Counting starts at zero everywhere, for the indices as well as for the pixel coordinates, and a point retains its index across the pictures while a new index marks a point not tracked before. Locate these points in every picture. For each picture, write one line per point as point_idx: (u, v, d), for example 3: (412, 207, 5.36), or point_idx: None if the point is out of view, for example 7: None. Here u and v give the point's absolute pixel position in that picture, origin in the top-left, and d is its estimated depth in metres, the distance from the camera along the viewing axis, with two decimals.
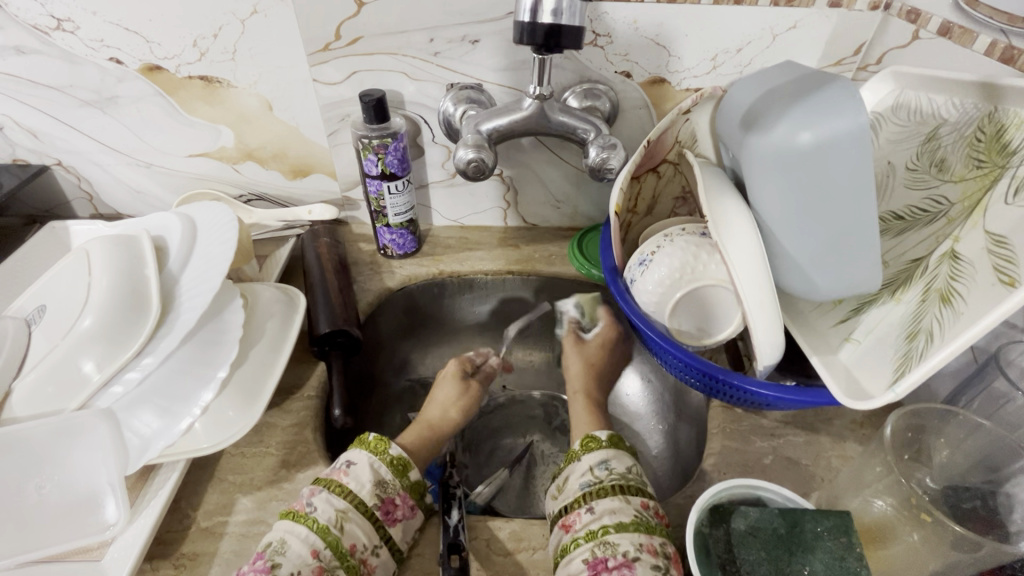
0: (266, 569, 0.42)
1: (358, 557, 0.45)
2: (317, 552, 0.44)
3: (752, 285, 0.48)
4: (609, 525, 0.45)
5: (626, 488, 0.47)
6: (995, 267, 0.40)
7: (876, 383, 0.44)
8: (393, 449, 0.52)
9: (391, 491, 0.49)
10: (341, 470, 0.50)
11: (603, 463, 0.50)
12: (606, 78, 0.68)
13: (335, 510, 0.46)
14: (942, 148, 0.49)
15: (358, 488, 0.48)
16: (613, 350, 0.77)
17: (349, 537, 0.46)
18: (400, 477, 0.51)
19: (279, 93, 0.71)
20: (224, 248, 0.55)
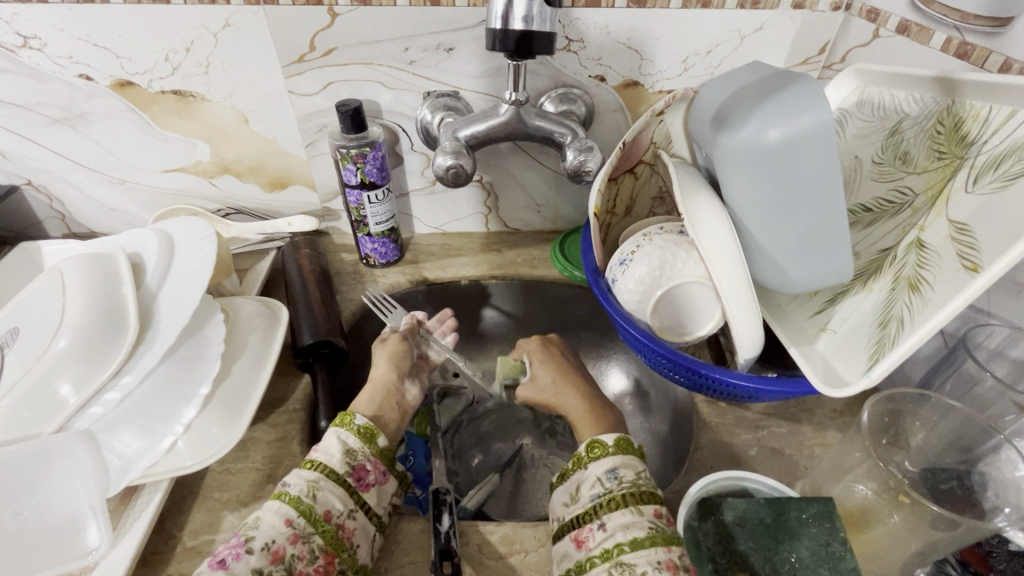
0: (241, 542, 0.42)
1: (334, 523, 0.46)
2: (290, 521, 0.44)
3: (730, 280, 0.49)
4: (623, 543, 0.43)
5: (637, 499, 0.45)
6: (958, 254, 0.42)
7: (852, 370, 0.46)
8: (358, 419, 0.53)
9: (360, 457, 0.50)
10: (312, 449, 0.50)
11: (611, 472, 0.48)
12: (580, 82, 0.69)
13: (307, 481, 0.47)
14: (905, 141, 0.51)
15: (328, 459, 0.49)
16: (549, 354, 0.67)
17: (324, 504, 0.46)
18: (367, 444, 0.51)
19: (255, 106, 0.71)
20: (203, 262, 0.55)
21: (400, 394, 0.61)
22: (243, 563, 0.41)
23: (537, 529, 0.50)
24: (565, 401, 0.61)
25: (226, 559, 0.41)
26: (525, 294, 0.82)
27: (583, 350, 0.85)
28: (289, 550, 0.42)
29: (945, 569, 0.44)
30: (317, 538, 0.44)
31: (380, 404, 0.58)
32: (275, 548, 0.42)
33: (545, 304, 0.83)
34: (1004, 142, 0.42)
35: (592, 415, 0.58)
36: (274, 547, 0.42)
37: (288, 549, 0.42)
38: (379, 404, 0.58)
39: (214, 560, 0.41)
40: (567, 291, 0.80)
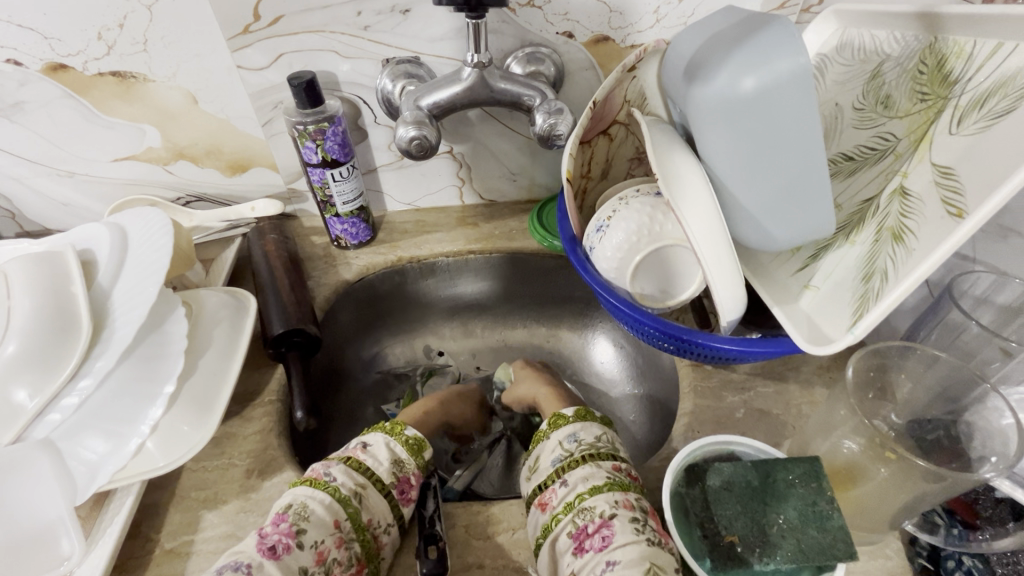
0: (291, 533, 0.42)
1: (372, 533, 0.45)
2: (338, 522, 0.44)
3: (709, 243, 0.47)
4: (583, 493, 0.45)
5: (595, 456, 0.48)
6: (943, 201, 0.39)
7: (836, 326, 0.44)
8: (409, 431, 0.54)
9: (408, 470, 0.51)
10: (359, 449, 0.50)
11: (571, 436, 0.51)
12: (547, 40, 0.65)
13: (355, 483, 0.47)
14: (886, 85, 0.49)
15: (375, 464, 0.49)
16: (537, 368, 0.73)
17: (369, 511, 0.46)
18: (415, 455, 0.52)
19: (202, 85, 0.66)
20: (158, 257, 0.52)
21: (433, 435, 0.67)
22: (293, 556, 0.41)
23: (523, 507, 0.49)
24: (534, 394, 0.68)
25: (277, 548, 0.41)
26: (505, 267, 0.80)
27: (567, 321, 0.83)
28: (332, 553, 0.42)
29: (932, 518, 0.43)
30: (358, 545, 0.44)
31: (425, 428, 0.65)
32: (322, 548, 0.42)
33: (528, 276, 0.81)
34: (990, 78, 0.40)
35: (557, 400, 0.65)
36: (321, 547, 0.42)
37: (332, 552, 0.42)
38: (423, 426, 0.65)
39: (263, 545, 0.41)
40: (547, 261, 0.78)
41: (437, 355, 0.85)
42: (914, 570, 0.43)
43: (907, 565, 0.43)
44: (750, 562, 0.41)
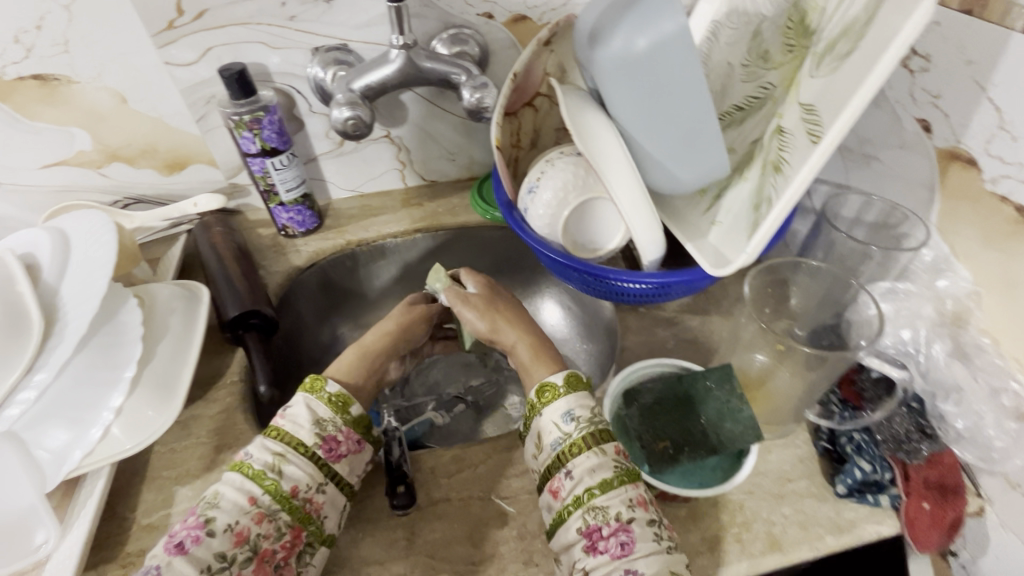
0: (200, 524, 0.41)
1: (302, 498, 0.45)
2: (255, 498, 0.43)
3: (624, 189, 0.53)
4: (593, 488, 0.43)
5: (598, 439, 0.45)
6: (807, 133, 0.46)
7: (736, 250, 0.50)
8: (330, 387, 0.50)
9: (331, 428, 0.48)
10: (278, 415, 0.48)
11: (566, 413, 0.47)
12: (469, 22, 0.70)
13: (273, 455, 0.45)
14: (764, 41, 0.56)
15: (295, 429, 0.47)
16: (497, 289, 0.65)
17: (290, 480, 0.45)
18: (340, 412, 0.49)
19: (130, 83, 0.67)
20: (103, 251, 0.53)
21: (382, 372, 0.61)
22: (205, 545, 0.40)
23: (483, 445, 0.53)
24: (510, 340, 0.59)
25: (184, 543, 0.40)
26: (452, 243, 0.84)
27: (517, 289, 0.88)
28: (253, 530, 0.42)
29: (831, 407, 0.51)
30: (284, 516, 0.43)
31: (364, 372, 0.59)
32: (239, 529, 0.41)
33: (474, 250, 0.85)
34: (837, 25, 0.47)
35: (539, 357, 0.56)
36: (238, 528, 0.42)
37: (253, 529, 0.42)
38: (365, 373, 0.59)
39: (171, 543, 0.40)
40: (491, 234, 0.83)
41: None
42: (818, 453, 0.50)
43: (812, 451, 0.50)
44: (680, 461, 0.47)
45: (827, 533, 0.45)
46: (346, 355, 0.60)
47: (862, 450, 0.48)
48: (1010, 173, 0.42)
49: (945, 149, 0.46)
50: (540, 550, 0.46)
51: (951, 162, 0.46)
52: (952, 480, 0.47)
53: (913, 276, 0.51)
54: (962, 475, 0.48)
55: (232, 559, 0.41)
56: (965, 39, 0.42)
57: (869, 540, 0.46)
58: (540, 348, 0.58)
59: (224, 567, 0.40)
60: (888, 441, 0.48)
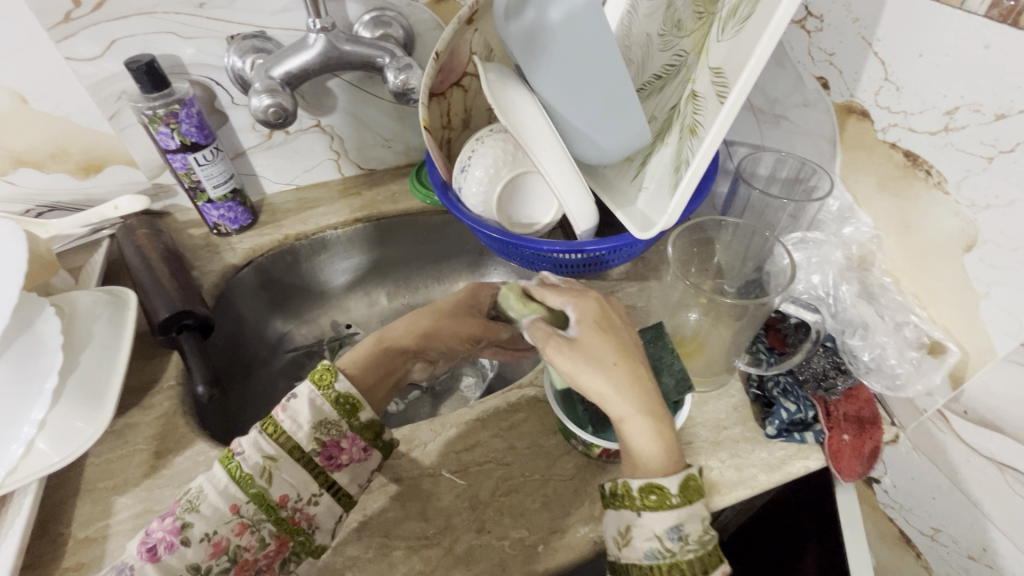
0: (177, 530, 0.39)
1: (291, 509, 0.42)
2: (238, 507, 0.41)
3: (550, 160, 0.53)
4: None
5: (703, 565, 0.39)
6: (717, 95, 0.48)
7: (659, 212, 0.52)
8: (339, 384, 0.45)
9: (334, 433, 0.44)
10: (280, 406, 0.44)
11: (674, 529, 0.39)
12: (391, 3, 0.69)
13: (264, 457, 0.42)
14: (677, 10, 0.58)
15: (295, 429, 0.43)
16: (611, 322, 0.45)
17: (280, 490, 0.42)
18: (347, 417, 0.45)
19: (28, 81, 0.63)
20: (13, 259, 0.51)
21: (401, 372, 0.51)
22: (178, 554, 0.39)
23: (432, 423, 0.54)
24: (617, 411, 0.42)
25: (158, 550, 0.38)
26: (394, 231, 0.83)
27: (465, 273, 0.89)
28: (233, 541, 0.40)
29: (759, 354, 0.54)
30: (269, 526, 0.41)
31: (375, 375, 0.49)
32: (218, 541, 0.40)
33: (417, 235, 0.85)
34: None
35: (655, 446, 0.41)
36: (216, 538, 0.40)
37: (233, 540, 0.40)
38: (374, 376, 0.49)
39: (145, 547, 0.39)
40: (433, 219, 0.83)
41: (346, 327, 0.86)
42: (750, 400, 0.53)
43: (745, 398, 0.53)
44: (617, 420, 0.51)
45: (761, 472, 0.48)
46: (363, 343, 0.50)
47: (787, 392, 0.51)
48: (897, 121, 0.45)
49: (842, 103, 0.49)
50: (492, 518, 0.47)
51: (848, 115, 0.49)
52: (869, 412, 0.50)
53: (823, 225, 0.54)
54: (877, 407, 0.51)
55: (207, 570, 0.39)
56: None
57: (799, 475, 0.49)
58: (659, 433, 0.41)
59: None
60: (809, 380, 0.51)
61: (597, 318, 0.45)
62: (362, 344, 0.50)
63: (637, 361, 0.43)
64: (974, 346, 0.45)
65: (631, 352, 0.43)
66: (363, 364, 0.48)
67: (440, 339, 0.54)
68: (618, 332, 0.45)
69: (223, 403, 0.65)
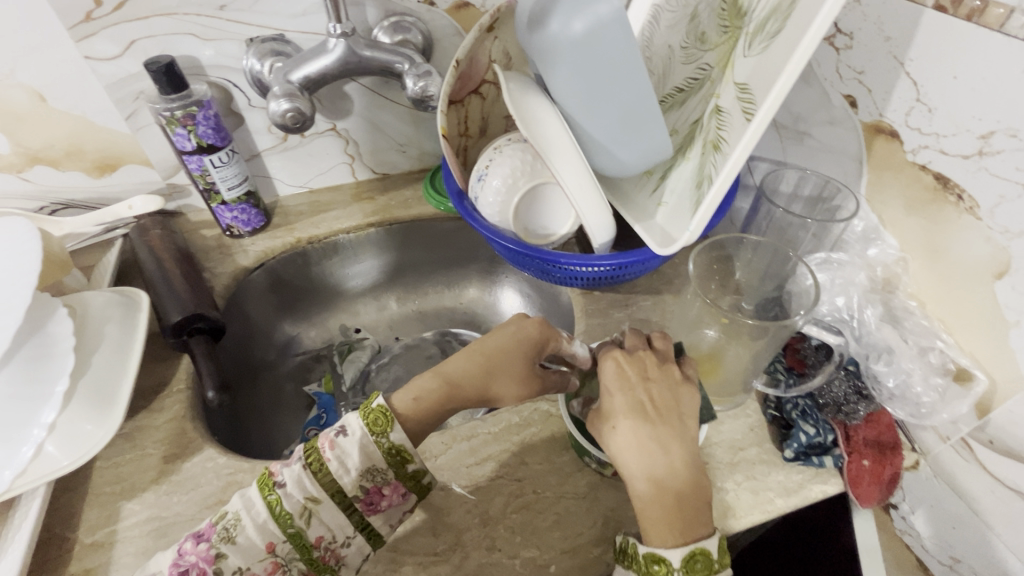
0: (210, 559, 0.40)
1: (323, 550, 0.42)
2: (273, 546, 0.41)
3: (570, 173, 0.53)
4: None
5: None
6: (743, 111, 0.48)
7: (680, 228, 0.52)
8: (393, 434, 0.43)
9: (378, 480, 0.43)
10: (328, 441, 0.43)
11: None
12: (410, 9, 0.68)
13: (306, 498, 0.42)
14: (701, 23, 0.57)
15: (340, 473, 0.42)
16: (630, 378, 0.47)
17: (316, 531, 0.42)
18: (393, 467, 0.44)
19: (48, 80, 0.63)
20: (27, 259, 0.50)
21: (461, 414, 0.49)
22: None
23: (442, 436, 0.53)
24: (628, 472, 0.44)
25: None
26: (407, 236, 0.83)
27: (476, 280, 0.88)
28: None
29: (776, 375, 0.53)
30: (301, 564, 0.42)
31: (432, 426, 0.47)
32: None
33: (429, 240, 0.84)
34: (767, 6, 0.48)
35: (662, 510, 0.41)
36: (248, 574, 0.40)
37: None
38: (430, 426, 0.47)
39: (177, 568, 0.40)
40: (445, 225, 0.82)
41: (355, 332, 0.86)
42: (766, 420, 0.52)
43: (761, 419, 0.52)
44: None
45: (777, 496, 0.47)
46: (427, 388, 0.47)
47: (806, 415, 0.50)
48: (928, 143, 0.44)
49: (870, 122, 0.48)
50: (503, 536, 0.46)
51: (876, 135, 0.48)
52: (889, 437, 0.49)
53: (847, 245, 0.54)
54: (897, 432, 0.50)
55: None
56: (883, 16, 0.44)
57: (816, 500, 0.47)
58: (666, 497, 0.42)
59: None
60: (829, 404, 0.50)
61: (612, 376, 0.47)
62: (426, 389, 0.47)
63: (658, 425, 0.44)
64: (1002, 374, 0.44)
65: (650, 416, 0.45)
66: (422, 410, 0.46)
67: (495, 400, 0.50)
68: (634, 390, 0.46)
69: (224, 409, 0.64)
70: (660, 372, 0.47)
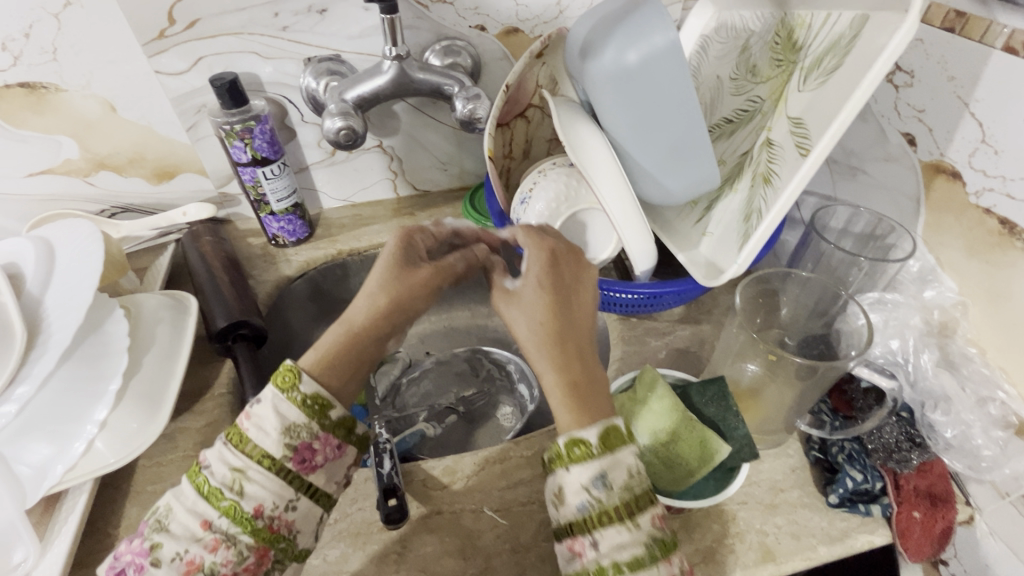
0: (145, 552, 0.37)
1: (267, 518, 0.39)
2: (209, 523, 0.38)
3: (616, 201, 0.53)
4: (621, 563, 0.36)
5: (634, 512, 0.37)
6: (796, 146, 0.47)
7: (726, 260, 0.51)
8: (304, 385, 0.41)
9: (305, 436, 0.40)
10: (244, 415, 0.41)
11: (598, 479, 0.37)
12: (462, 33, 0.70)
13: (231, 470, 0.39)
14: (752, 56, 0.57)
15: (261, 436, 0.40)
16: (557, 271, 0.46)
17: (252, 500, 0.39)
18: (316, 418, 0.41)
19: (120, 91, 0.66)
20: (90, 261, 0.53)
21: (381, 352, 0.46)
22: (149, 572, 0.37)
23: (474, 456, 0.53)
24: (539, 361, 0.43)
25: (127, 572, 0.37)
26: None
27: None
28: (206, 557, 0.37)
29: (821, 416, 0.51)
30: (245, 538, 0.38)
31: (349, 367, 0.43)
32: (189, 558, 0.37)
33: None
34: (824, 41, 0.48)
35: (576, 405, 0.40)
36: (189, 556, 0.37)
37: (206, 556, 0.37)
38: (344, 368, 0.43)
39: (116, 568, 0.38)
40: None
41: None
42: (809, 462, 0.49)
43: (804, 460, 0.50)
44: None
45: (820, 544, 0.45)
46: (330, 336, 0.44)
47: (853, 459, 0.48)
48: (993, 185, 0.43)
49: (929, 162, 0.47)
50: (532, 564, 0.46)
51: (936, 175, 0.47)
52: (941, 488, 0.47)
53: (901, 286, 0.52)
54: (950, 483, 0.48)
55: None
56: (947, 55, 0.43)
57: (861, 551, 0.45)
58: (583, 396, 0.40)
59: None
60: (879, 450, 0.48)
61: (541, 266, 0.46)
62: (327, 340, 0.44)
63: (573, 317, 0.44)
64: None
65: (555, 298, 0.44)
66: (329, 361, 0.43)
67: (406, 314, 0.46)
68: (554, 278, 0.45)
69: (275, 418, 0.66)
70: (580, 266, 0.47)
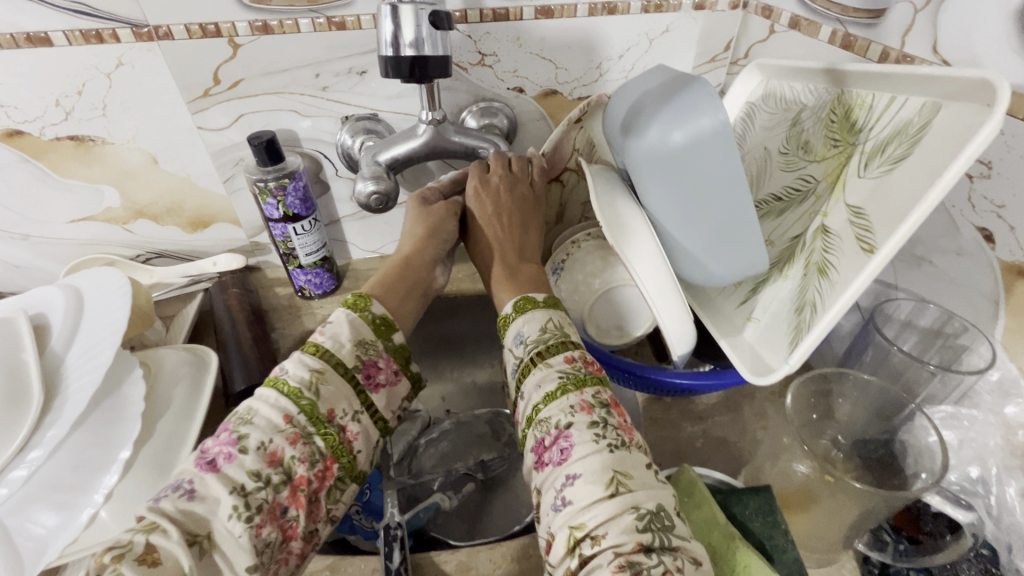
0: (233, 441, 0.38)
1: (337, 425, 0.42)
2: (290, 416, 0.40)
3: (654, 283, 0.50)
4: (538, 403, 0.42)
5: (544, 355, 0.45)
6: (856, 238, 0.43)
7: (775, 356, 0.47)
8: (374, 308, 0.50)
9: (373, 352, 0.47)
10: (317, 332, 0.46)
11: (518, 338, 0.48)
12: (499, 95, 0.69)
13: (309, 371, 0.43)
14: (805, 131, 0.54)
15: (336, 348, 0.45)
16: (487, 188, 0.60)
17: (327, 404, 0.42)
18: (382, 336, 0.48)
19: (163, 145, 0.67)
20: (116, 317, 0.52)
21: (431, 279, 0.59)
22: (237, 462, 0.37)
23: (491, 553, 0.49)
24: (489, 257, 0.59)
25: (217, 459, 0.37)
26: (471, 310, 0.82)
27: None
28: (288, 451, 0.39)
29: (881, 536, 0.46)
30: (319, 439, 0.41)
31: (406, 289, 0.55)
32: (272, 450, 0.38)
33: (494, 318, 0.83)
34: (887, 127, 0.44)
35: (507, 281, 0.55)
36: (272, 448, 0.39)
37: (287, 450, 0.39)
38: (403, 289, 0.55)
39: (203, 459, 0.37)
40: None
41: None
42: None
43: None
44: None
45: None
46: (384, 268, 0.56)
47: None
48: None
49: (1011, 262, 0.43)
50: None
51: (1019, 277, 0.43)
52: None
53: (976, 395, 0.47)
54: None
55: (267, 480, 0.37)
56: None
57: None
58: (510, 274, 0.55)
59: (259, 487, 0.37)
60: None
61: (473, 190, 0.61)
62: (383, 271, 0.56)
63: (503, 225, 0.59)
64: None
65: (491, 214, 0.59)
66: (385, 283, 0.54)
67: (439, 245, 0.60)
68: (487, 194, 0.60)
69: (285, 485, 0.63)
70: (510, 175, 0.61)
